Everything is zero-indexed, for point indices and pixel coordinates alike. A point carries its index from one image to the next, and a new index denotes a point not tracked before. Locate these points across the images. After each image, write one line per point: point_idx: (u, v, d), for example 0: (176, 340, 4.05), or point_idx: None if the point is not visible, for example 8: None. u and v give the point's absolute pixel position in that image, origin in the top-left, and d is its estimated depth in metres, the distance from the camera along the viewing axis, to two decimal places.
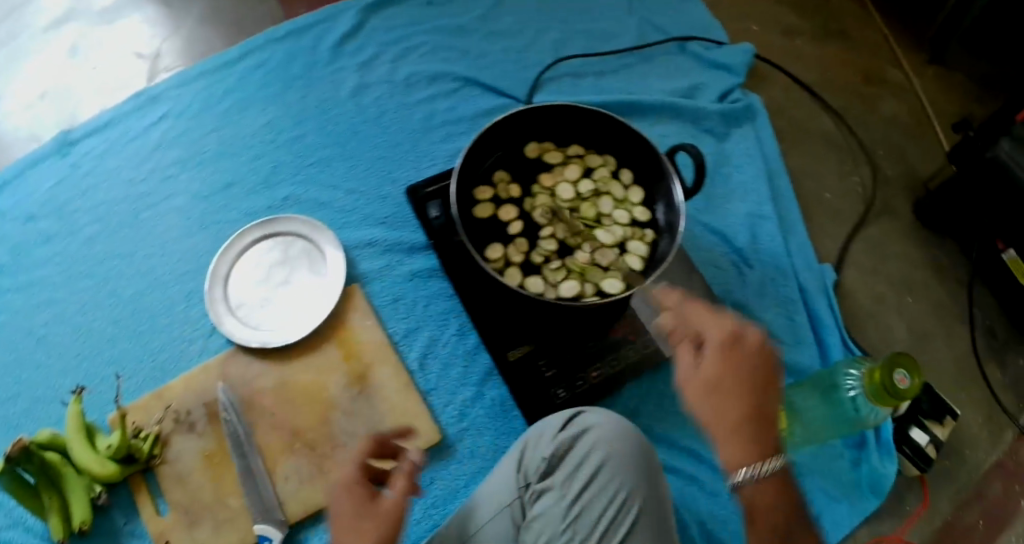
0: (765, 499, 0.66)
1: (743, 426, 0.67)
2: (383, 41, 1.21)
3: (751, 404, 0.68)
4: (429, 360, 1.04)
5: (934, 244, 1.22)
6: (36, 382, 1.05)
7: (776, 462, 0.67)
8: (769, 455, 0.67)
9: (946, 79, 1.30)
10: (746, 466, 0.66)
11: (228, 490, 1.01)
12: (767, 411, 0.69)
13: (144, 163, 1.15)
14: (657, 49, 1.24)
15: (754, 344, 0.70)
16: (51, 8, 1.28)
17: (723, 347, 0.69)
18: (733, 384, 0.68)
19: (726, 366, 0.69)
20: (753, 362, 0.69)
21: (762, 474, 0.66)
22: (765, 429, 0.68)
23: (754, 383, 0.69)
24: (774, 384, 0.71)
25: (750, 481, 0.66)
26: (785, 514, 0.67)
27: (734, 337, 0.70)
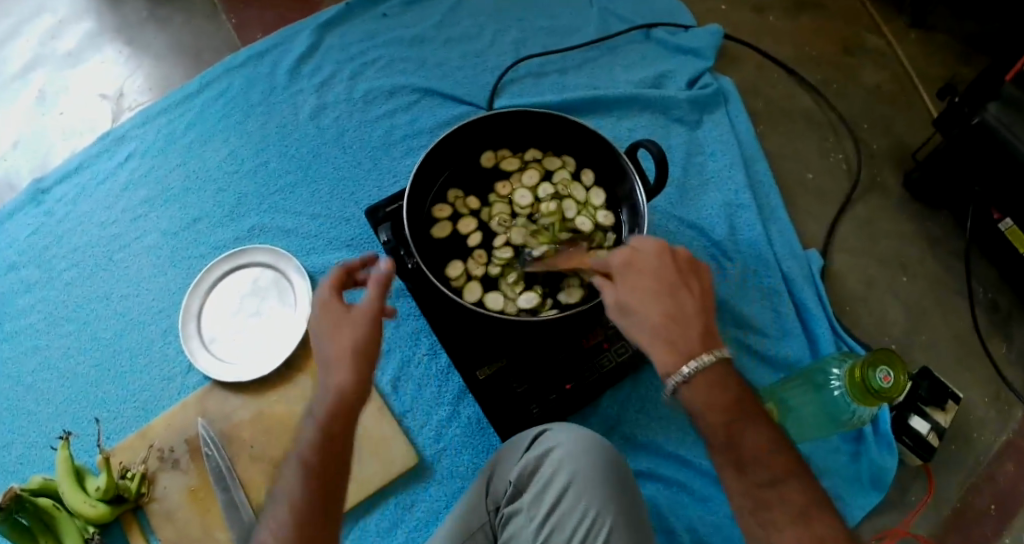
0: (708, 395, 0.66)
1: (665, 331, 0.69)
2: (338, 59, 1.22)
3: (669, 308, 0.70)
4: (402, 382, 1.03)
5: (928, 217, 1.17)
6: (25, 429, 1.05)
7: (707, 356, 0.67)
8: (698, 351, 0.67)
9: (929, 41, 1.26)
10: (674, 370, 0.67)
11: (215, 525, 0.99)
12: (689, 307, 0.70)
13: (115, 205, 1.16)
14: (621, 40, 1.25)
15: (653, 252, 0.73)
16: (17, 56, 1.28)
17: (625, 268, 0.73)
18: (645, 296, 0.71)
19: (631, 285, 0.72)
20: (663, 267, 0.72)
21: (696, 367, 0.66)
22: (688, 327, 0.69)
23: (662, 287, 0.71)
24: (693, 287, 0.72)
25: (689, 379, 0.67)
26: (733, 403, 0.66)
27: (633, 254, 0.73)
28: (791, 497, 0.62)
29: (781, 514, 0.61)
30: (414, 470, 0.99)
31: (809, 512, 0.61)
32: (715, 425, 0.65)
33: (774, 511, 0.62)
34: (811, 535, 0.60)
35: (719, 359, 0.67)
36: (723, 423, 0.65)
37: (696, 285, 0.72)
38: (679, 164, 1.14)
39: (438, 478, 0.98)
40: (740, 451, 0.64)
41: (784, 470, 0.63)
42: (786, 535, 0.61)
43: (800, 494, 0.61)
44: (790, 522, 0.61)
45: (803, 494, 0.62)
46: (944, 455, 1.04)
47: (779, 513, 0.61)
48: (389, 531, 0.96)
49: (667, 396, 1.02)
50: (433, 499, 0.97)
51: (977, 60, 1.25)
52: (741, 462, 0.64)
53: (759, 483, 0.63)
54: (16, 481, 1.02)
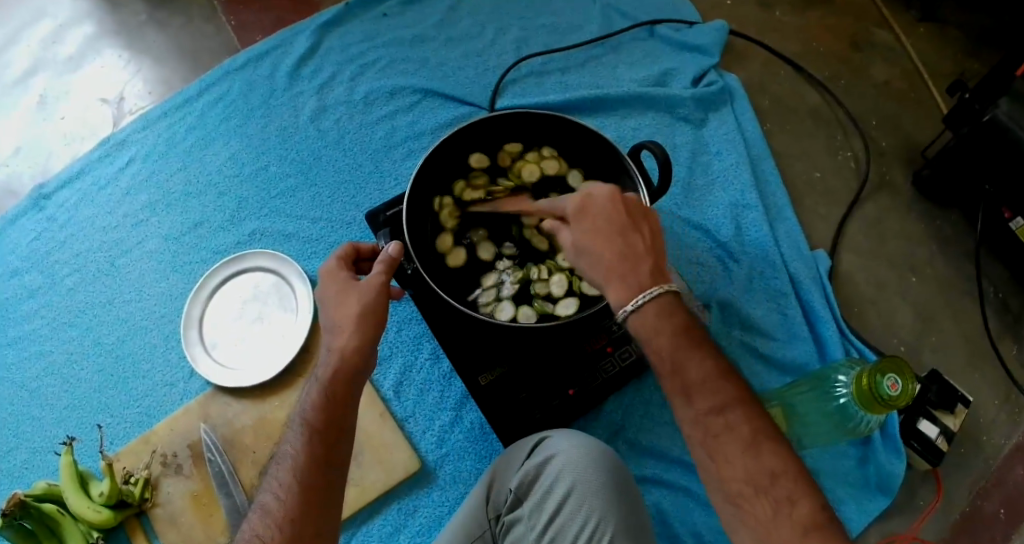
0: (659, 325, 0.66)
1: (618, 269, 0.68)
2: (338, 61, 1.20)
3: (621, 248, 0.69)
4: (405, 387, 1.02)
5: (938, 216, 1.15)
6: (28, 435, 1.05)
7: (656, 288, 0.67)
8: (649, 283, 0.67)
9: (939, 36, 1.24)
10: (621, 305, 0.67)
11: (218, 531, 0.98)
12: (639, 247, 0.69)
13: (117, 210, 1.15)
14: (625, 37, 1.23)
15: (605, 196, 0.72)
16: (18, 61, 1.27)
17: (579, 214, 0.72)
18: (598, 235, 0.70)
19: (585, 229, 0.71)
20: (614, 210, 0.71)
21: (644, 299, 0.66)
22: (639, 264, 0.68)
23: (614, 228, 0.70)
24: (645, 228, 0.71)
25: (639, 309, 0.67)
26: (682, 334, 0.66)
27: (586, 200, 0.72)
28: (738, 426, 0.62)
29: (728, 445, 0.62)
30: (416, 475, 0.98)
31: (758, 442, 0.62)
32: (663, 351, 0.66)
33: (723, 441, 0.62)
34: (759, 465, 0.61)
35: (668, 292, 0.67)
36: (671, 350, 0.65)
37: (647, 227, 0.71)
38: (684, 163, 1.13)
39: (440, 484, 0.98)
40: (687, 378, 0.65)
41: (731, 399, 0.63)
42: (734, 468, 0.61)
43: (747, 425, 0.62)
44: (741, 453, 0.61)
45: (751, 425, 0.62)
46: (952, 458, 1.03)
47: (727, 443, 0.62)
48: (391, 537, 0.96)
49: None
50: (435, 504, 0.97)
51: (987, 54, 1.22)
52: (688, 390, 0.64)
53: (707, 411, 0.63)
54: (19, 486, 1.02)
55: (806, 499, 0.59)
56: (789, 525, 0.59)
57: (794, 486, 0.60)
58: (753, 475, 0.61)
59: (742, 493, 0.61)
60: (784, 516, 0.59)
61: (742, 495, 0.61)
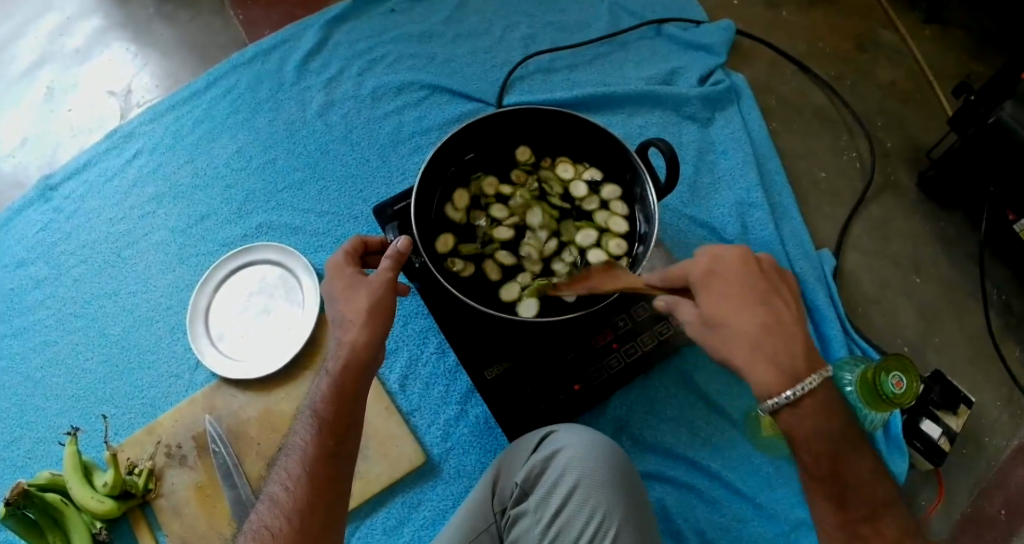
0: (814, 418, 0.69)
1: (763, 343, 0.71)
2: (346, 56, 1.21)
3: (762, 318, 0.71)
4: (410, 380, 1.02)
5: (942, 217, 1.15)
6: (33, 425, 1.05)
7: (813, 379, 0.69)
8: (805, 372, 0.69)
9: (944, 38, 1.24)
10: (774, 396, 0.69)
11: (222, 522, 0.98)
12: (784, 320, 0.72)
13: (123, 202, 1.15)
14: (632, 36, 1.24)
15: (741, 265, 0.74)
16: (26, 54, 1.28)
17: (709, 281, 0.74)
18: (739, 305, 0.72)
19: (719, 297, 0.73)
20: (747, 275, 0.74)
21: (803, 392, 0.69)
22: (785, 338, 0.71)
23: (755, 297, 0.72)
24: (784, 293, 0.74)
25: (793, 401, 0.69)
26: (839, 431, 0.69)
27: (714, 265, 0.74)
28: (886, 532, 0.67)
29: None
30: (421, 469, 0.98)
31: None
32: (819, 451, 0.69)
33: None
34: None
35: (822, 381, 0.69)
36: (827, 451, 0.69)
37: (785, 291, 0.75)
38: (691, 162, 1.14)
39: (445, 477, 0.98)
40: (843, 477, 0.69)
41: (882, 503, 0.68)
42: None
43: (895, 531, 0.67)
44: None
45: (898, 530, 0.67)
46: (954, 458, 1.03)
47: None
48: (395, 530, 0.96)
49: (677, 397, 1.02)
50: (439, 498, 0.97)
51: (992, 57, 1.23)
52: (844, 491, 0.68)
53: (859, 516, 0.68)
54: (23, 476, 1.02)
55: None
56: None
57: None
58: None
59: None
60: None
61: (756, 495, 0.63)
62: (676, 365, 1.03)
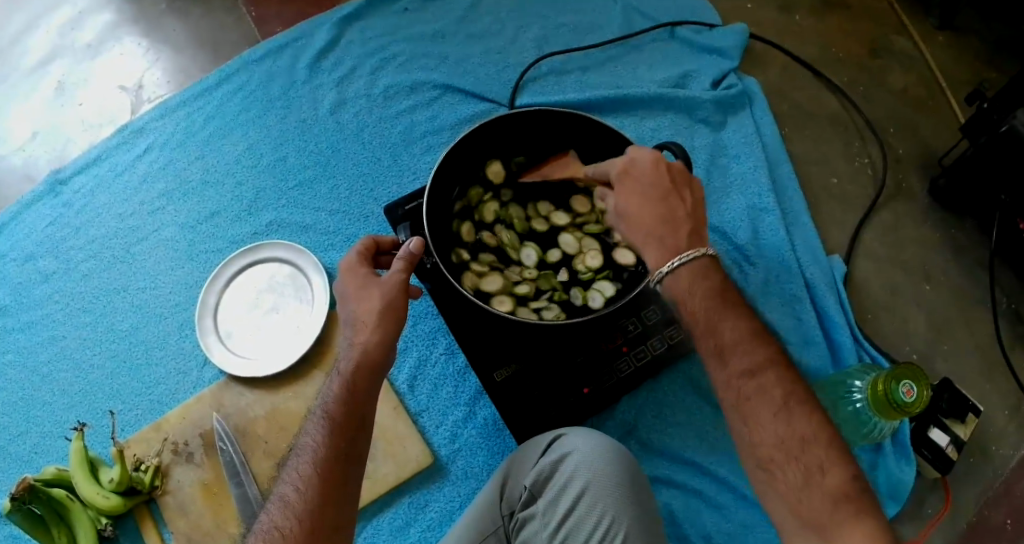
0: (693, 286, 0.72)
1: (656, 233, 0.75)
2: (359, 54, 1.21)
3: (661, 212, 0.75)
4: (419, 381, 1.02)
5: (952, 224, 1.14)
6: (39, 419, 1.05)
7: (693, 252, 0.73)
8: (686, 247, 0.74)
9: (958, 44, 1.24)
10: (661, 264, 0.73)
11: (228, 519, 0.98)
12: (679, 213, 0.75)
13: (133, 198, 1.15)
14: (645, 38, 1.24)
15: (649, 163, 0.77)
16: (37, 48, 1.28)
17: (622, 177, 0.78)
18: (639, 200, 0.76)
19: (628, 193, 0.77)
20: (656, 177, 0.76)
21: (680, 261, 0.73)
22: (678, 228, 0.75)
23: (656, 194, 0.76)
24: (684, 195, 0.77)
25: (675, 270, 0.73)
26: (717, 296, 0.72)
27: (629, 165, 0.78)
28: (769, 390, 0.66)
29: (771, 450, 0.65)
30: (429, 469, 0.98)
31: (788, 407, 0.66)
32: (696, 313, 0.72)
33: (755, 404, 0.66)
34: (789, 429, 0.65)
35: (703, 256, 0.73)
36: (703, 314, 0.71)
37: (689, 195, 0.77)
38: (702, 166, 1.13)
39: (452, 479, 0.98)
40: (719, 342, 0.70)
41: (762, 361, 0.68)
42: (766, 432, 0.65)
43: (778, 388, 0.66)
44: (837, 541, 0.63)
45: (783, 389, 0.66)
46: (961, 467, 1.03)
47: (760, 405, 0.66)
48: (401, 531, 0.96)
49: (685, 401, 1.01)
50: (446, 499, 0.97)
51: (1005, 63, 1.22)
52: (721, 350, 0.69)
53: (740, 374, 0.68)
54: (29, 470, 1.02)
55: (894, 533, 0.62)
56: (820, 491, 0.62)
57: (825, 453, 0.63)
58: (784, 438, 0.65)
59: (772, 458, 0.65)
60: (816, 484, 0.63)
61: (773, 461, 0.65)
62: (685, 370, 1.03)
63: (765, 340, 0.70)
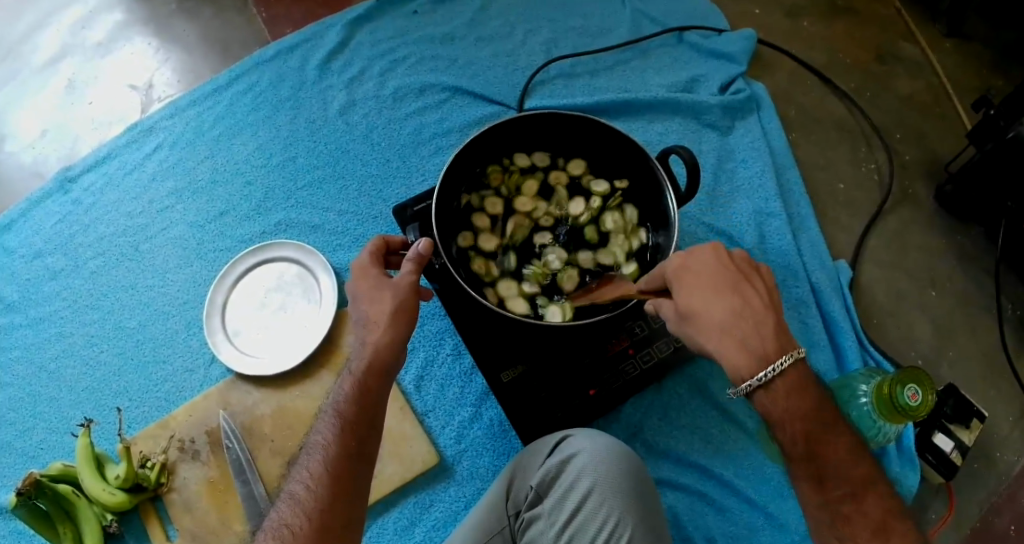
0: (786, 398, 0.70)
1: (737, 329, 0.71)
2: (369, 56, 1.21)
3: (735, 305, 0.72)
4: (425, 381, 1.03)
5: (959, 230, 1.15)
6: (45, 415, 1.05)
7: (784, 358, 0.70)
8: (775, 354, 0.70)
9: (966, 51, 1.24)
10: (749, 379, 0.70)
11: (234, 516, 0.98)
12: (755, 304, 0.73)
13: (141, 196, 1.16)
14: (654, 43, 1.24)
15: (710, 256, 0.75)
16: (48, 46, 1.28)
17: (681, 274, 0.74)
18: (707, 297, 0.72)
19: (691, 290, 0.73)
20: (724, 270, 0.74)
21: (774, 373, 0.70)
22: (757, 323, 0.72)
23: (727, 286, 0.73)
24: (755, 284, 0.74)
25: (766, 384, 0.70)
26: (810, 410, 0.70)
27: (688, 260, 0.75)
28: (869, 510, 0.67)
29: None
30: (435, 469, 0.98)
31: (887, 526, 0.66)
32: (795, 433, 0.69)
33: (853, 525, 0.67)
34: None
35: (794, 360, 0.70)
36: (802, 431, 0.69)
37: (758, 281, 0.75)
38: (710, 170, 1.14)
39: (458, 479, 0.98)
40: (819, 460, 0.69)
41: (860, 482, 0.68)
42: None
43: (879, 509, 0.67)
44: None
45: (880, 507, 0.67)
46: (965, 472, 1.03)
47: (859, 526, 0.67)
48: (406, 530, 0.96)
49: (690, 403, 1.02)
50: (451, 499, 0.97)
51: (1011, 70, 1.23)
52: (821, 474, 0.68)
53: (839, 496, 0.68)
54: (35, 465, 1.03)
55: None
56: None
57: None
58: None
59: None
60: None
61: None
62: (691, 374, 1.03)
63: (855, 451, 0.69)
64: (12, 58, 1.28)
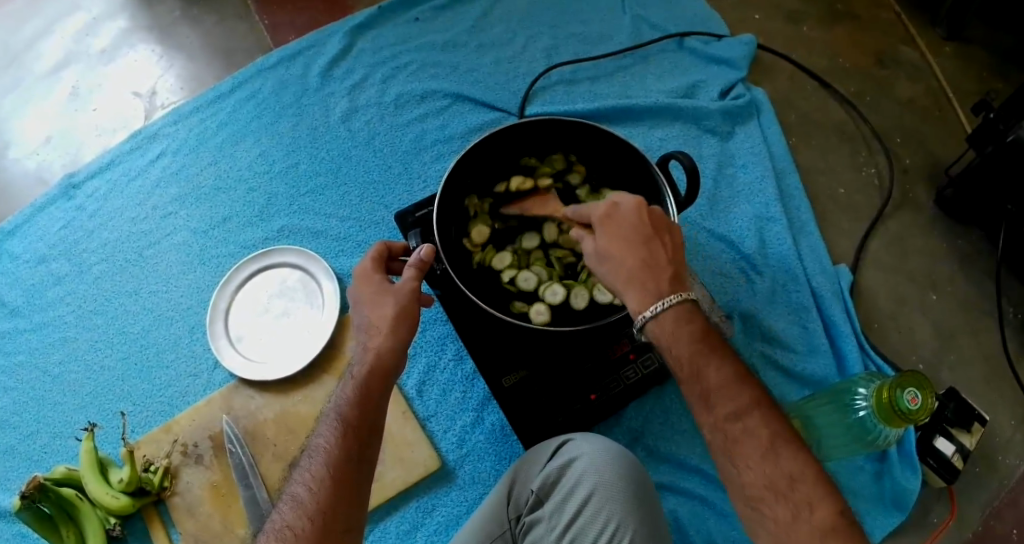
0: (675, 332, 0.70)
1: (639, 277, 0.72)
2: (371, 63, 1.22)
3: (643, 255, 0.72)
4: (427, 386, 1.03)
5: (959, 234, 1.15)
6: (49, 420, 1.06)
7: (674, 297, 0.70)
8: (668, 292, 0.71)
9: (966, 55, 1.25)
10: (642, 309, 0.71)
11: (236, 520, 0.99)
12: (661, 257, 0.73)
13: (145, 202, 1.16)
14: (654, 48, 1.25)
15: (632, 207, 0.75)
16: (51, 53, 1.29)
17: (604, 221, 0.75)
18: (616, 243, 0.74)
19: (610, 235, 0.74)
20: (640, 221, 0.74)
21: (662, 306, 0.70)
22: (660, 274, 0.72)
23: (638, 238, 0.73)
24: (664, 240, 0.74)
25: (657, 316, 0.70)
26: (700, 343, 0.69)
27: (612, 208, 0.76)
28: (756, 431, 0.65)
29: None
30: (436, 474, 0.99)
31: (776, 447, 0.64)
32: (680, 357, 0.69)
33: (742, 446, 0.65)
34: (778, 469, 0.63)
35: (684, 301, 0.71)
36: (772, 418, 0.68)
37: (670, 239, 0.75)
38: (710, 175, 1.14)
39: (460, 483, 0.98)
40: (704, 385, 0.68)
41: (748, 403, 0.66)
42: (755, 472, 0.64)
43: (764, 429, 0.65)
44: None
45: (769, 430, 0.65)
46: (966, 476, 1.03)
47: (747, 448, 0.65)
48: (408, 534, 0.96)
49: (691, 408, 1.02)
50: (453, 503, 0.98)
51: (1011, 74, 1.23)
52: (709, 402, 0.67)
53: None
54: (39, 470, 1.03)
55: (829, 507, 0.62)
56: (808, 527, 0.61)
57: (812, 489, 0.62)
58: (782, 488, 0.63)
59: (762, 497, 0.64)
60: (804, 520, 0.61)
61: (762, 500, 0.64)
62: None
63: (745, 380, 0.68)
64: (15, 66, 1.28)
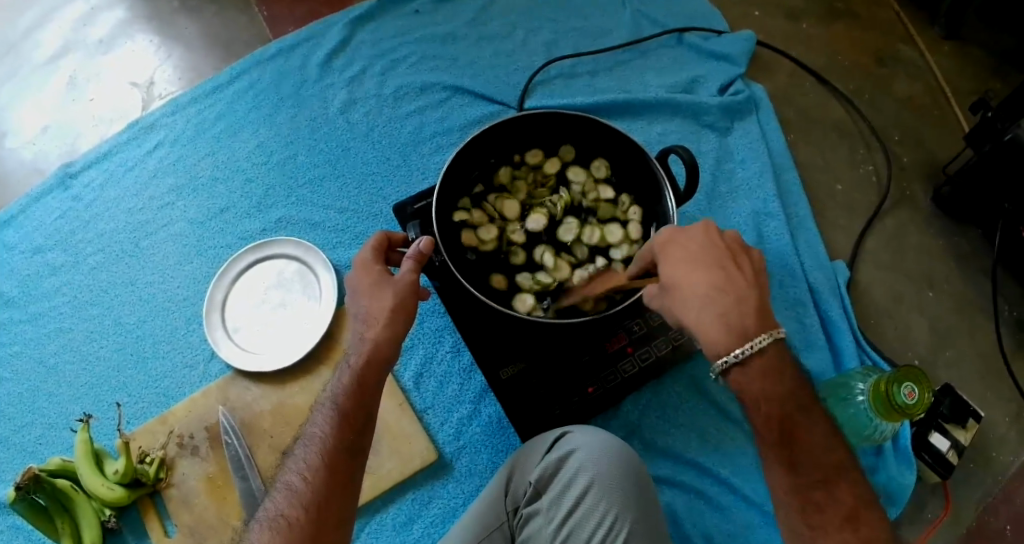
0: (761, 379, 0.70)
1: (716, 299, 0.71)
2: (369, 55, 1.22)
3: (718, 276, 0.72)
4: (425, 378, 1.03)
5: (955, 232, 1.16)
6: (45, 411, 1.05)
7: (762, 338, 0.70)
8: (754, 332, 0.70)
9: (964, 55, 1.25)
10: (725, 355, 0.70)
11: (232, 511, 0.99)
12: (741, 283, 0.72)
13: (143, 192, 1.16)
14: (654, 44, 1.25)
15: (699, 233, 0.75)
16: (49, 42, 1.29)
17: (670, 245, 0.75)
18: (692, 267, 0.72)
19: (679, 260, 0.73)
20: (709, 244, 0.74)
21: (750, 351, 0.69)
22: (740, 297, 0.71)
23: (712, 260, 0.73)
24: (743, 266, 0.73)
25: (741, 361, 0.70)
26: (787, 394, 0.70)
27: (680, 234, 0.75)
28: (840, 495, 0.68)
29: None
30: (433, 466, 0.99)
31: (858, 516, 0.67)
32: (771, 414, 0.70)
33: (825, 514, 0.68)
34: (857, 537, 0.66)
35: (773, 340, 0.70)
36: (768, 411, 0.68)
37: (745, 262, 0.74)
38: (709, 171, 1.15)
39: (457, 475, 0.98)
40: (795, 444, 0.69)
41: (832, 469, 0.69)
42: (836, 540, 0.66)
43: (851, 499, 0.68)
44: None
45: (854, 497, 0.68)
46: (961, 472, 1.03)
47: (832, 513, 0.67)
48: (405, 526, 0.96)
49: (688, 402, 1.02)
50: (450, 495, 0.97)
51: (1009, 74, 1.24)
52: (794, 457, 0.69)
53: None
54: (33, 461, 1.03)
55: None
56: None
57: None
58: None
59: None
60: None
61: None
62: (689, 373, 1.04)
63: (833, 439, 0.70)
64: (13, 55, 1.28)
